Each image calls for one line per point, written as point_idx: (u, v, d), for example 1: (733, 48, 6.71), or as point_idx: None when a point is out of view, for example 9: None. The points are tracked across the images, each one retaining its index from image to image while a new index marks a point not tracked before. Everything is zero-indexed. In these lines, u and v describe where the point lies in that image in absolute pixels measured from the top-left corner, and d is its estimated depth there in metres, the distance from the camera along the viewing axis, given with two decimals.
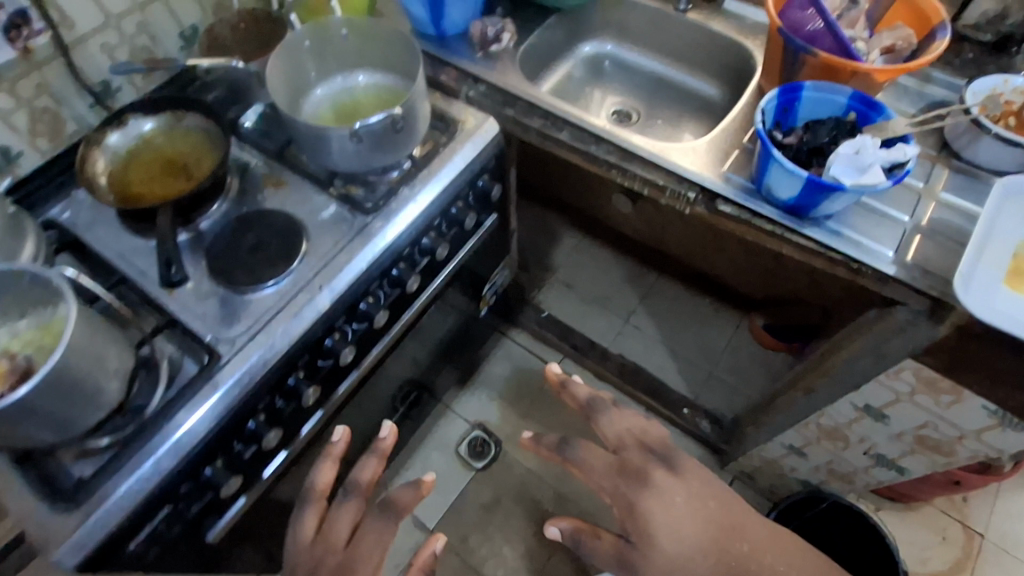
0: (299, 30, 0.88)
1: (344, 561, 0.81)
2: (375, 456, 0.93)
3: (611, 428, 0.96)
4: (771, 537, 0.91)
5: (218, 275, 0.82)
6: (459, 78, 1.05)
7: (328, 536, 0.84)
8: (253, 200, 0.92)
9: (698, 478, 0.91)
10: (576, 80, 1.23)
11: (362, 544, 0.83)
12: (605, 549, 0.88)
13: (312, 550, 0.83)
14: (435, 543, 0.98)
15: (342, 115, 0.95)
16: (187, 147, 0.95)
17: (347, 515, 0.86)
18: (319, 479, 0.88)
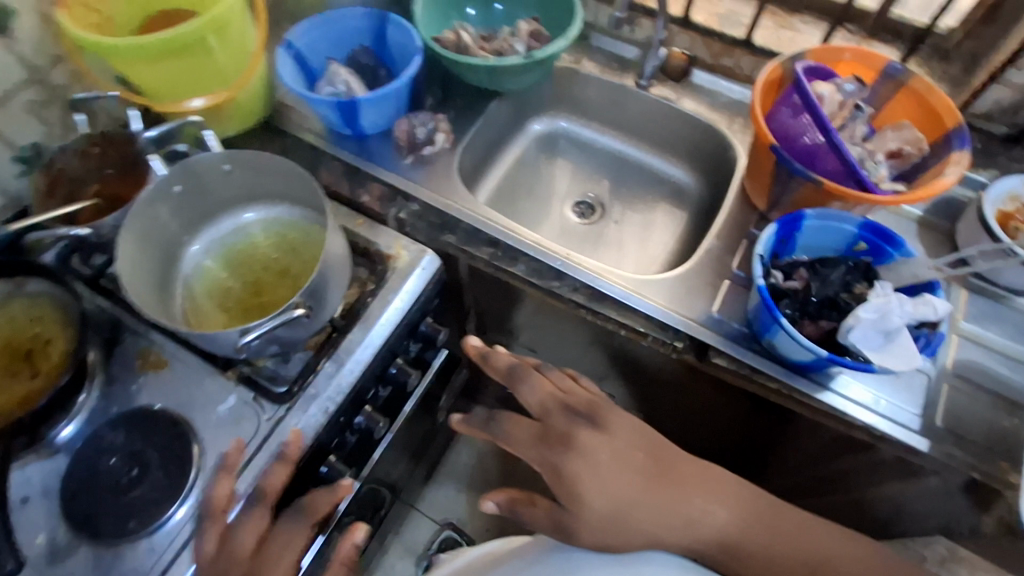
0: (163, 175, 0.66)
1: (256, 571, 0.63)
2: (282, 461, 0.67)
3: (533, 393, 0.74)
4: (718, 483, 0.71)
5: (81, 523, 0.64)
6: (386, 194, 0.85)
7: (225, 556, 0.62)
8: (126, 395, 0.72)
9: (622, 425, 0.71)
10: (528, 163, 1.05)
11: (271, 556, 0.64)
12: (540, 519, 0.67)
13: (218, 568, 0.61)
14: (357, 534, 0.74)
15: (232, 267, 0.76)
16: (24, 328, 0.73)
17: (252, 534, 0.64)
18: (216, 492, 0.64)
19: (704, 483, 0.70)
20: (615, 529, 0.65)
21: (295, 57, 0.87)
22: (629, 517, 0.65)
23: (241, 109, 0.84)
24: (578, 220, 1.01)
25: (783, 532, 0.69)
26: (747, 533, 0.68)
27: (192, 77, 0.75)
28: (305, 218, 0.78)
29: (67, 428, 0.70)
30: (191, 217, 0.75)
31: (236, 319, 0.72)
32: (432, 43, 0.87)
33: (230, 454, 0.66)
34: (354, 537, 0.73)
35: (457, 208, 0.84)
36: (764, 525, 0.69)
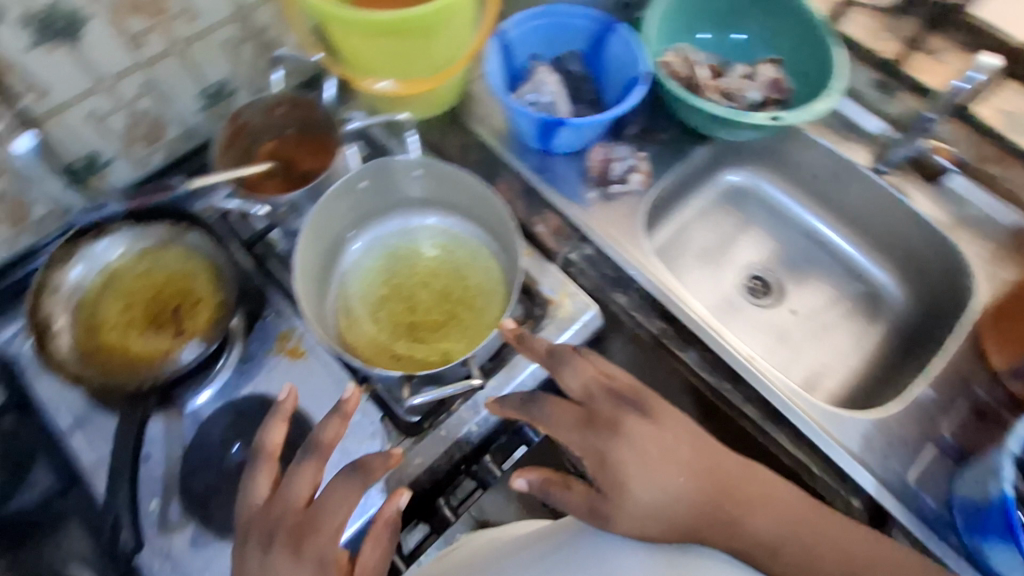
0: (357, 171, 0.63)
1: (308, 518, 0.50)
2: (336, 414, 0.55)
3: (574, 377, 0.56)
4: (784, 499, 0.53)
5: (199, 503, 0.63)
6: (562, 230, 0.76)
7: (278, 503, 0.52)
8: (259, 376, 0.69)
9: (675, 417, 0.55)
10: (707, 215, 0.92)
11: (322, 507, 0.51)
12: (575, 504, 0.51)
13: (268, 513, 0.52)
14: (402, 500, 0.53)
15: (390, 271, 0.70)
16: (175, 280, 0.70)
17: (307, 481, 0.53)
18: (269, 439, 0.55)
19: (751, 492, 0.52)
20: (659, 527, 0.49)
21: (503, 48, 0.77)
22: (674, 510, 0.49)
23: (434, 97, 0.77)
24: (749, 296, 0.88)
25: (832, 547, 0.51)
26: (796, 554, 0.50)
27: (403, 60, 0.68)
28: (475, 238, 0.71)
29: (202, 394, 0.68)
30: (365, 210, 0.70)
31: (384, 333, 0.67)
32: (660, 71, 0.76)
33: (282, 402, 0.57)
34: (395, 504, 0.53)
35: (635, 265, 0.74)
36: (818, 553, 0.51)
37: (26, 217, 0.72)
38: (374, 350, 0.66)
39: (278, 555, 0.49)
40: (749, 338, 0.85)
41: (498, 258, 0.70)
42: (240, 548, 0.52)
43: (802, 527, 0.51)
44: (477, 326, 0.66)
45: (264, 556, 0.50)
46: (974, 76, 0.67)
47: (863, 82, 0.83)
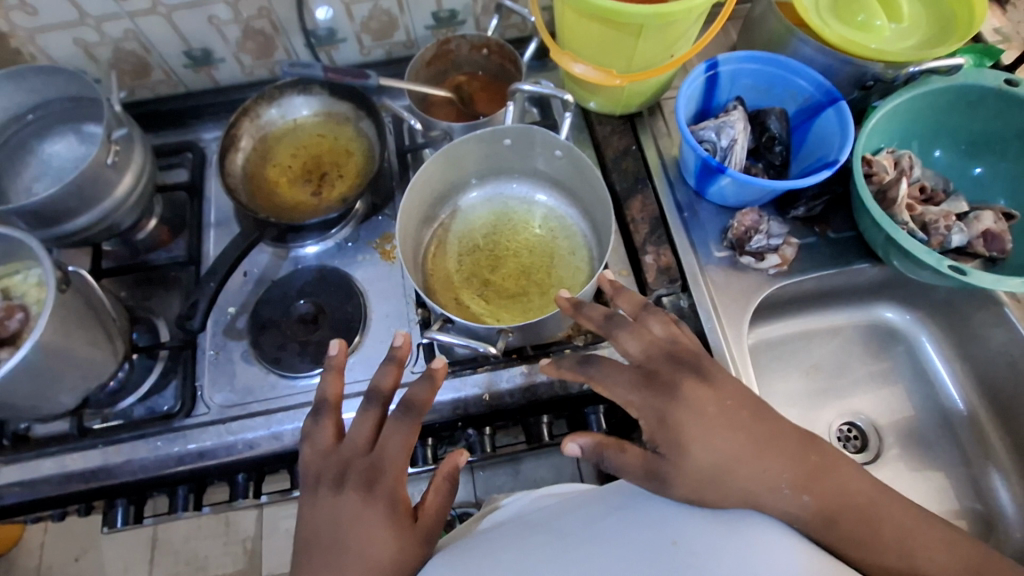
0: (504, 127, 0.65)
1: (377, 461, 0.49)
2: (390, 360, 0.56)
3: (632, 341, 0.53)
4: (849, 479, 0.47)
5: (257, 326, 0.73)
6: (669, 270, 0.71)
7: (344, 448, 0.51)
8: (352, 258, 0.78)
9: (734, 380, 0.51)
10: (838, 337, 0.82)
11: (386, 455, 0.50)
12: (632, 469, 0.49)
13: (334, 459, 0.51)
14: (463, 457, 0.52)
15: (496, 227, 0.74)
16: (334, 150, 0.81)
17: (368, 426, 0.52)
18: (325, 389, 0.55)
19: (809, 462, 0.47)
20: (718, 492, 0.46)
21: (711, 77, 0.74)
22: (734, 472, 0.46)
23: (621, 94, 0.76)
24: (835, 441, 0.78)
25: (892, 530, 0.46)
26: (857, 536, 0.45)
27: (605, 48, 0.68)
28: (583, 236, 0.72)
29: (310, 246, 0.79)
30: (502, 164, 0.73)
31: (460, 276, 0.72)
32: (860, 165, 0.67)
33: (334, 354, 0.57)
34: (456, 458, 0.52)
35: (717, 340, 0.69)
36: (879, 537, 0.45)
37: (268, 57, 0.88)
38: (444, 285, 0.71)
39: (349, 499, 0.48)
40: None
41: (592, 262, 0.70)
42: (308, 491, 0.50)
43: (863, 505, 0.46)
44: (538, 311, 0.68)
45: (334, 493, 0.49)
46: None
47: None
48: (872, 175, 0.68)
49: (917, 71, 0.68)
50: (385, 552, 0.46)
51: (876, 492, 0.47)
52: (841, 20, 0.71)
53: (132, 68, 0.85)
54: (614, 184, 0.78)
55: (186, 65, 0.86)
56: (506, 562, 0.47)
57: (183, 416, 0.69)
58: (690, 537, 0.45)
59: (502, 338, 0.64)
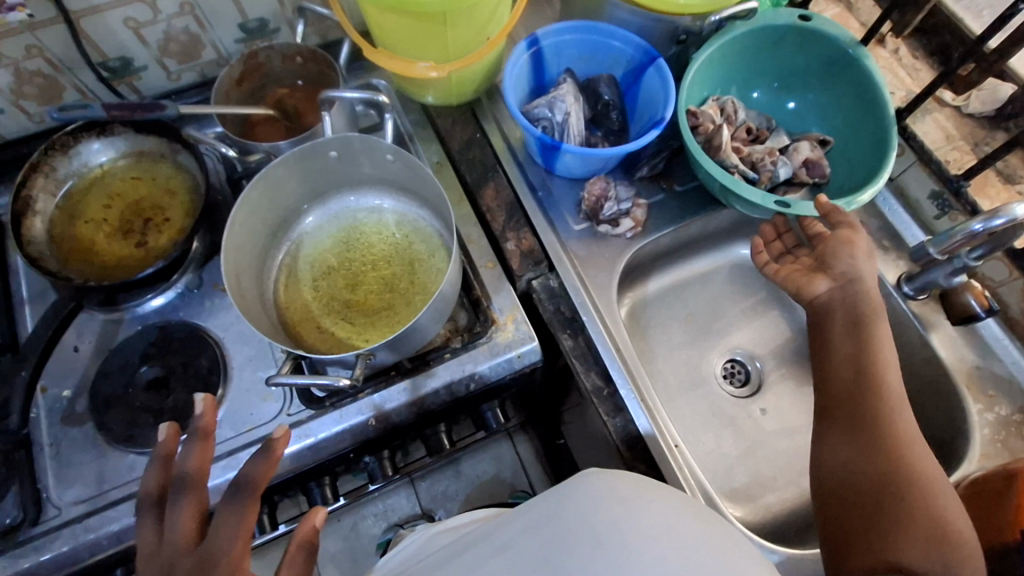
0: (323, 140, 0.61)
1: (202, 557, 0.44)
2: (197, 435, 0.50)
3: None
4: (877, 371, 0.57)
5: (100, 406, 0.65)
6: (532, 253, 0.71)
7: (167, 547, 0.46)
8: (198, 306, 0.72)
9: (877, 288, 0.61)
10: (707, 282, 0.86)
11: (213, 545, 0.44)
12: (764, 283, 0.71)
13: (158, 561, 0.45)
14: (320, 516, 0.47)
15: (347, 244, 0.70)
16: (152, 192, 0.73)
17: (191, 514, 0.47)
18: (144, 484, 0.50)
19: (840, 318, 0.60)
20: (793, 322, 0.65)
21: (535, 53, 0.73)
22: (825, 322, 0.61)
23: (450, 84, 0.73)
24: (721, 378, 0.82)
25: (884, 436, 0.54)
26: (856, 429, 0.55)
27: (415, 40, 0.65)
28: (438, 236, 0.69)
29: (148, 302, 0.71)
30: (336, 178, 0.69)
31: (318, 303, 0.67)
32: (686, 119, 0.69)
33: (160, 442, 0.51)
34: (314, 519, 0.47)
35: (590, 312, 0.70)
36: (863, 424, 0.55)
37: (56, 100, 0.77)
38: (302, 316, 0.67)
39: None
40: (701, 423, 0.79)
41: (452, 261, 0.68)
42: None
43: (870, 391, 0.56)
44: (405, 323, 0.65)
45: None
46: (998, 222, 0.57)
47: (920, 191, 0.74)
48: (700, 126, 0.70)
49: (719, 19, 0.70)
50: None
51: (895, 400, 0.55)
52: None
53: None
54: (464, 175, 0.76)
55: None
56: None
57: (30, 525, 0.61)
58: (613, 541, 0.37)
59: (363, 361, 0.60)
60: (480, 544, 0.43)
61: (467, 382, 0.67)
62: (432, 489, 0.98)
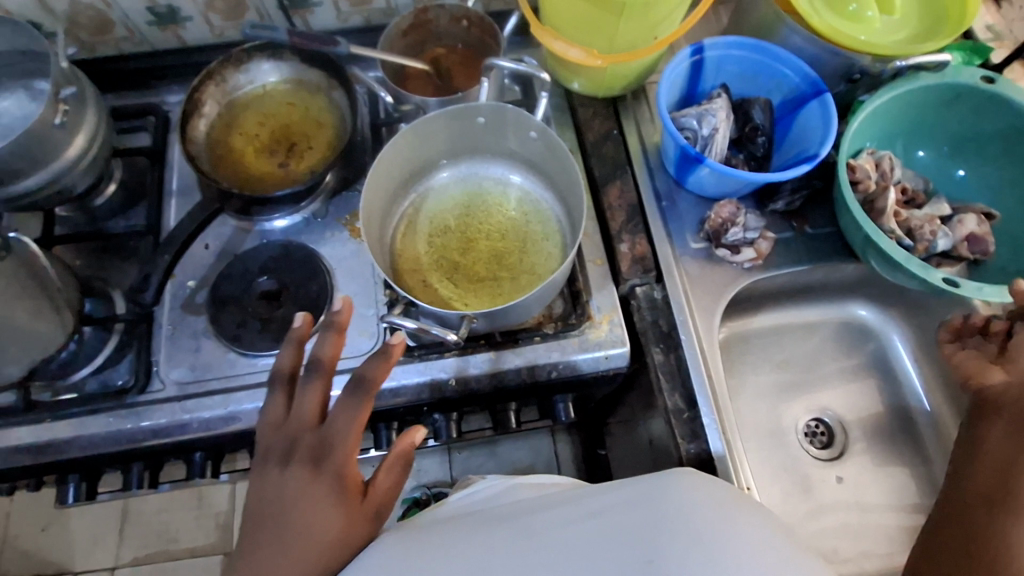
0: (480, 103, 0.63)
1: (323, 438, 0.49)
2: (333, 327, 0.53)
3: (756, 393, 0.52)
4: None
5: (218, 302, 0.71)
6: (644, 260, 0.71)
7: (293, 421, 0.50)
8: (318, 234, 0.76)
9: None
10: (811, 333, 0.82)
11: (333, 431, 0.48)
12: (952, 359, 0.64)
13: (284, 432, 0.50)
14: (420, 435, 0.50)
15: (470, 207, 0.72)
16: (302, 120, 0.78)
17: (316, 397, 0.51)
18: (279, 361, 0.54)
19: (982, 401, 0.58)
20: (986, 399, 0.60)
21: (696, 62, 0.71)
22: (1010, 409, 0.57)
23: (605, 76, 0.72)
24: (802, 436, 0.78)
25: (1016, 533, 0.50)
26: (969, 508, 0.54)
27: (584, 23, 0.65)
28: (557, 222, 0.70)
29: (275, 220, 0.76)
30: (476, 143, 0.71)
31: (430, 257, 0.70)
32: (845, 173, 0.65)
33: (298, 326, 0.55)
34: (413, 437, 0.50)
35: (689, 333, 0.68)
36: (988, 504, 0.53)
37: (238, 18, 0.83)
38: (412, 266, 0.69)
39: (296, 471, 0.47)
40: (771, 475, 0.76)
41: (566, 249, 0.68)
42: (256, 467, 0.50)
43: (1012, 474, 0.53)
44: (507, 298, 0.66)
45: (281, 466, 0.49)
46: None
47: None
48: (858, 184, 0.66)
49: (904, 66, 0.66)
50: (327, 539, 0.46)
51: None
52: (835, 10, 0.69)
53: (90, 24, 0.80)
54: (593, 169, 0.76)
55: (149, 22, 0.81)
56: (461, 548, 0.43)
57: (137, 392, 0.67)
58: (706, 536, 0.40)
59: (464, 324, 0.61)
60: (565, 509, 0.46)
61: (549, 369, 0.68)
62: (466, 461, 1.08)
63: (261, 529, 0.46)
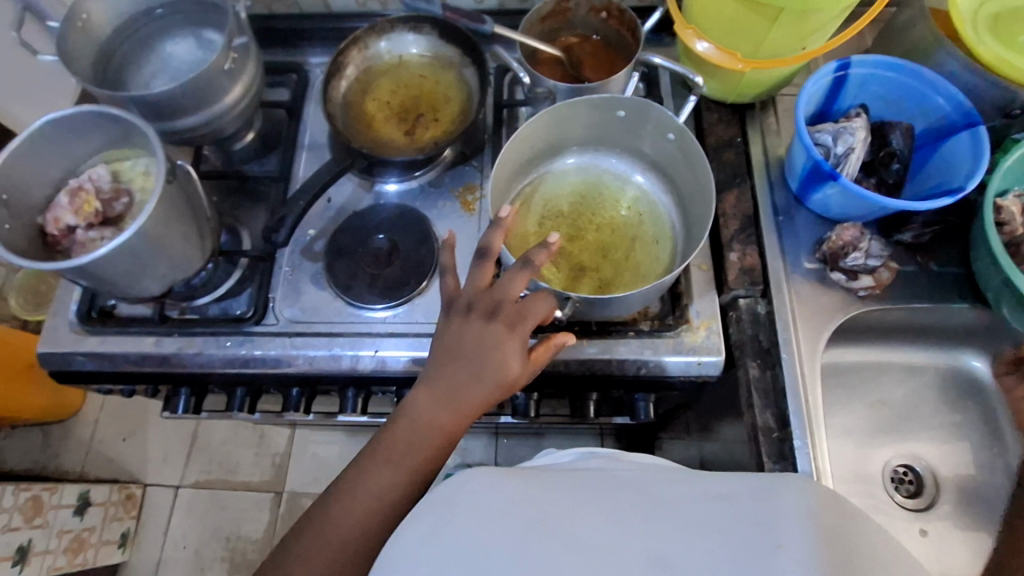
0: (630, 97, 0.64)
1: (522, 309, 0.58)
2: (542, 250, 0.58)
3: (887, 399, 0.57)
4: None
5: (334, 253, 0.75)
6: (752, 272, 0.69)
7: (498, 291, 0.59)
8: (432, 203, 0.79)
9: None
10: (913, 376, 0.78)
11: (531, 309, 0.58)
12: None
13: (488, 296, 0.59)
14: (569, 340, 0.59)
15: (589, 196, 0.73)
16: (433, 94, 0.81)
17: (519, 281, 0.58)
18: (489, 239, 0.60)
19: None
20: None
21: (839, 78, 0.69)
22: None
23: (740, 82, 0.72)
24: (889, 482, 0.75)
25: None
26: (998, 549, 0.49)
27: (732, 25, 0.65)
28: (671, 225, 0.71)
29: (391, 183, 0.80)
30: (610, 136, 0.73)
31: (540, 237, 0.70)
32: (990, 213, 0.62)
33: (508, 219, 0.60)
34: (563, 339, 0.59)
35: (790, 353, 0.66)
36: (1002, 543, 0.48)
37: None
38: (520, 245, 0.70)
39: (495, 331, 0.57)
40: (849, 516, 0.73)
41: (676, 252, 0.69)
42: (450, 314, 0.60)
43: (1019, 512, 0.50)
44: (613, 289, 0.67)
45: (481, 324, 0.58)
46: None
47: None
48: (1003, 226, 0.64)
49: None
50: (479, 405, 0.58)
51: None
52: (998, 39, 0.66)
53: None
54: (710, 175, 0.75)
55: None
56: (564, 498, 0.50)
57: (252, 323, 0.73)
58: (777, 536, 0.45)
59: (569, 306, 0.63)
60: (676, 490, 0.51)
61: (638, 366, 0.68)
62: (511, 447, 1.30)
63: (442, 368, 0.58)
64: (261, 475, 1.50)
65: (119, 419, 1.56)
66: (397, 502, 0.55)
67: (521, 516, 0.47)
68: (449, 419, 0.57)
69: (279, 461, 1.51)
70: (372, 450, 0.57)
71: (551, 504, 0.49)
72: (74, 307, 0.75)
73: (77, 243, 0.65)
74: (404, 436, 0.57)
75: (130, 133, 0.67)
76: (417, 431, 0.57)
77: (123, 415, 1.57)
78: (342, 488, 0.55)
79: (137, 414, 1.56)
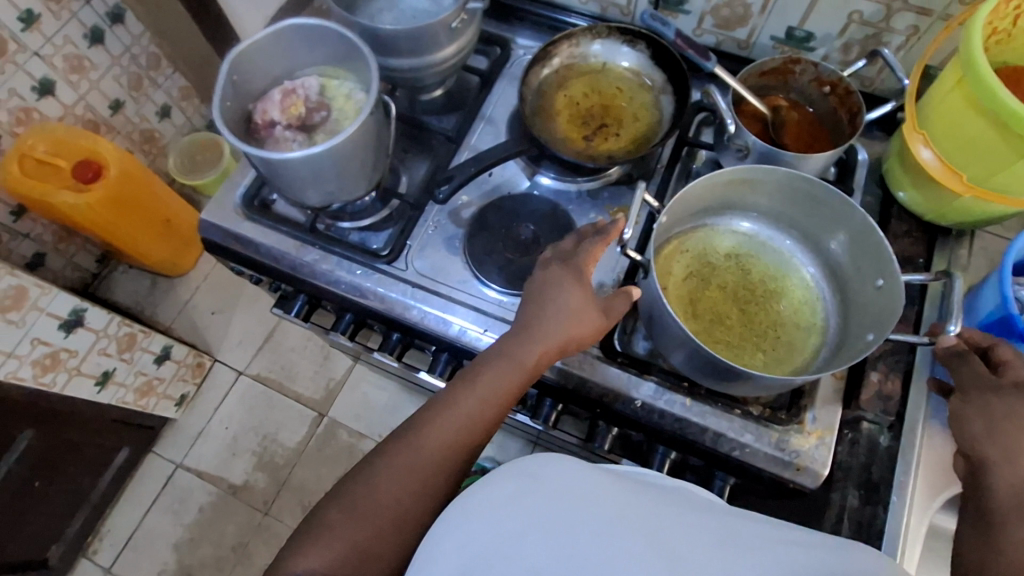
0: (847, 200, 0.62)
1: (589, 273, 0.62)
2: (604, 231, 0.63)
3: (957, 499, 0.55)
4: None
5: (478, 225, 0.78)
6: (887, 401, 0.65)
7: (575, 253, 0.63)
8: (583, 211, 0.80)
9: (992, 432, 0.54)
10: None
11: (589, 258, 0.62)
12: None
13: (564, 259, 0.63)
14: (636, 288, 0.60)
15: (749, 267, 0.71)
16: (626, 111, 0.81)
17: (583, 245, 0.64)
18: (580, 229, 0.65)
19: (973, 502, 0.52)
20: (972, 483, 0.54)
21: None
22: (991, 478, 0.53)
23: (949, 205, 0.66)
24: None
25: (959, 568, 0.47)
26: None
27: (970, 143, 0.61)
28: (823, 339, 0.68)
29: (547, 177, 0.81)
30: (799, 218, 0.70)
31: (688, 281, 0.69)
32: None
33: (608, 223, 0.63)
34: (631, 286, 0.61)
35: (902, 497, 0.60)
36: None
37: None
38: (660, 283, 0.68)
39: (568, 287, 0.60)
40: None
41: (817, 363, 0.66)
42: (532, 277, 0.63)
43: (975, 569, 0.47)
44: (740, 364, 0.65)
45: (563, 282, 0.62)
46: None
47: None
48: None
49: None
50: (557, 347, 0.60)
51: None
52: None
53: None
54: None
55: None
56: (630, 505, 0.43)
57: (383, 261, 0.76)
58: None
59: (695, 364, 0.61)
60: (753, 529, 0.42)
61: (732, 445, 0.65)
62: None
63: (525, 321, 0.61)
64: (313, 391, 1.58)
65: (213, 294, 1.69)
66: (473, 437, 0.57)
67: (571, 505, 0.41)
68: (529, 365, 0.60)
69: (332, 386, 1.58)
70: (466, 376, 0.59)
71: (601, 502, 0.42)
72: (241, 189, 0.82)
73: (273, 137, 0.70)
74: (486, 377, 0.58)
75: (351, 58, 0.72)
76: (502, 364, 0.59)
77: (218, 292, 1.69)
78: (428, 411, 0.58)
79: (230, 295, 1.68)
